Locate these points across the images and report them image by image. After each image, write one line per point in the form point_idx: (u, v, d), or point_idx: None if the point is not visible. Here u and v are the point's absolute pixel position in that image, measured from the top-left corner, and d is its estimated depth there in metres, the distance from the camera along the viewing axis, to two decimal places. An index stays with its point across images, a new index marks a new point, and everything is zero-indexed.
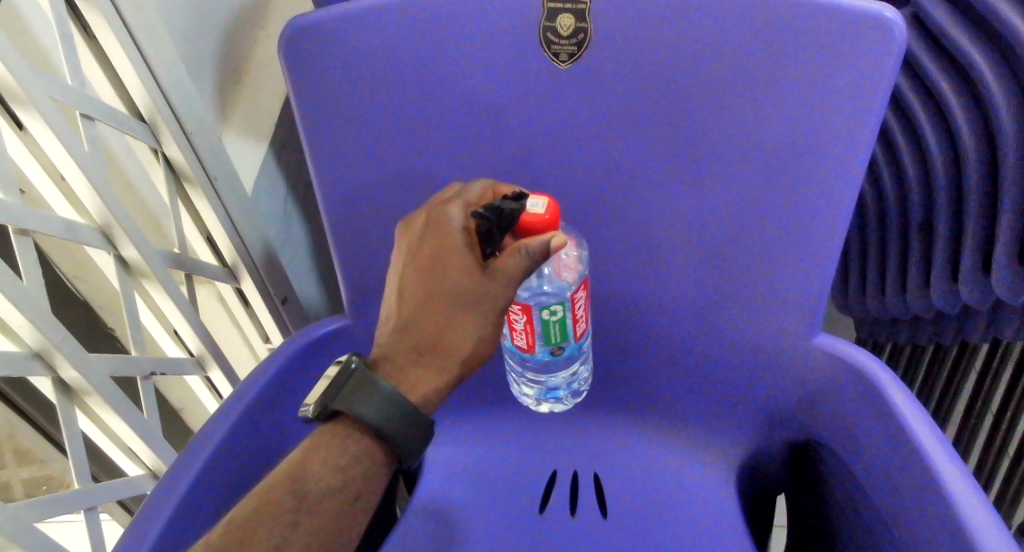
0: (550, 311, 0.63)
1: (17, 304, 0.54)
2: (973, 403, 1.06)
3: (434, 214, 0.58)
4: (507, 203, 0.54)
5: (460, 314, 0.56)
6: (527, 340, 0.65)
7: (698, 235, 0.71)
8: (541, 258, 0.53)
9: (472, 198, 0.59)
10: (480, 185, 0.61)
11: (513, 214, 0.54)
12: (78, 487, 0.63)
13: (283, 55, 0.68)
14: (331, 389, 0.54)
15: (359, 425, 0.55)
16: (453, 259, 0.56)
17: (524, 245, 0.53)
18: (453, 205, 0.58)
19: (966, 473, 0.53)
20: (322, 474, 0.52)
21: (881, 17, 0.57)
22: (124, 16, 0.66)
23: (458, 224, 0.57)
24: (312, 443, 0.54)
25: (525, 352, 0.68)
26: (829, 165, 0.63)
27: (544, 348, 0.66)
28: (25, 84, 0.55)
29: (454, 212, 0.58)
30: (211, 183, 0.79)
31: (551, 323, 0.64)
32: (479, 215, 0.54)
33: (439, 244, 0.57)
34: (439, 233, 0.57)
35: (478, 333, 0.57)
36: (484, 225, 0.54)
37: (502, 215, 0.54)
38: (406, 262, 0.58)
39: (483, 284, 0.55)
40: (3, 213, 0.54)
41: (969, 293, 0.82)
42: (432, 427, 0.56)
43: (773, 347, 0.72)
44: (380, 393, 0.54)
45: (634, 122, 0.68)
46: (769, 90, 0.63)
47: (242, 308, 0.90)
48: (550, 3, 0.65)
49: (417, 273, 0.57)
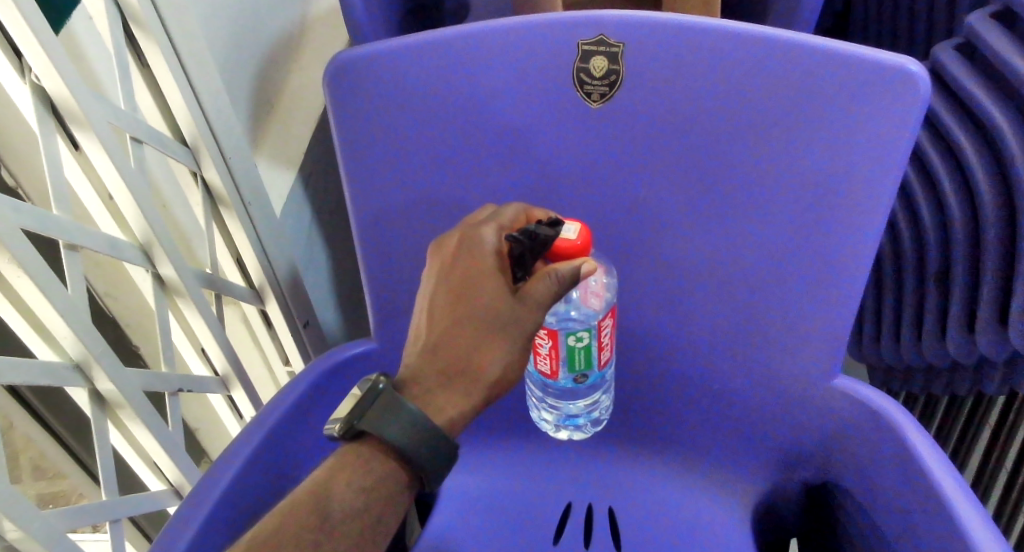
0: (577, 337, 0.64)
1: (64, 317, 0.55)
2: (989, 453, 1.06)
3: (467, 238, 0.59)
4: (542, 229, 0.56)
5: (488, 339, 0.56)
6: (551, 365, 0.66)
7: (720, 273, 0.72)
8: (571, 283, 0.56)
9: (506, 221, 0.61)
10: (514, 209, 0.63)
11: (547, 240, 0.56)
12: (106, 499, 0.64)
13: (327, 86, 0.71)
14: (358, 406, 0.55)
15: (384, 446, 0.55)
16: (484, 282, 0.56)
17: (555, 269, 0.55)
18: (487, 227, 0.60)
19: (988, 521, 0.53)
20: (346, 495, 0.52)
21: (905, 70, 0.60)
22: (177, 47, 0.69)
23: (491, 246, 0.58)
24: (336, 461, 0.54)
25: (549, 379, 0.69)
26: (853, 210, 0.65)
27: (567, 375, 0.67)
28: (87, 108, 0.57)
29: (488, 234, 0.59)
30: (244, 206, 0.82)
31: (577, 349, 0.65)
32: (515, 238, 0.56)
33: (471, 266, 0.57)
34: (472, 255, 0.58)
35: (506, 357, 0.57)
36: (517, 249, 0.56)
37: (536, 239, 0.56)
38: (438, 282, 0.59)
39: (513, 308, 0.56)
40: (56, 229, 0.56)
41: (986, 344, 0.83)
42: (456, 452, 0.56)
43: (794, 387, 0.72)
44: (404, 414, 0.54)
45: (660, 160, 0.70)
46: (795, 133, 0.65)
47: (265, 330, 0.92)
48: (586, 45, 0.68)
49: (448, 294, 0.57)
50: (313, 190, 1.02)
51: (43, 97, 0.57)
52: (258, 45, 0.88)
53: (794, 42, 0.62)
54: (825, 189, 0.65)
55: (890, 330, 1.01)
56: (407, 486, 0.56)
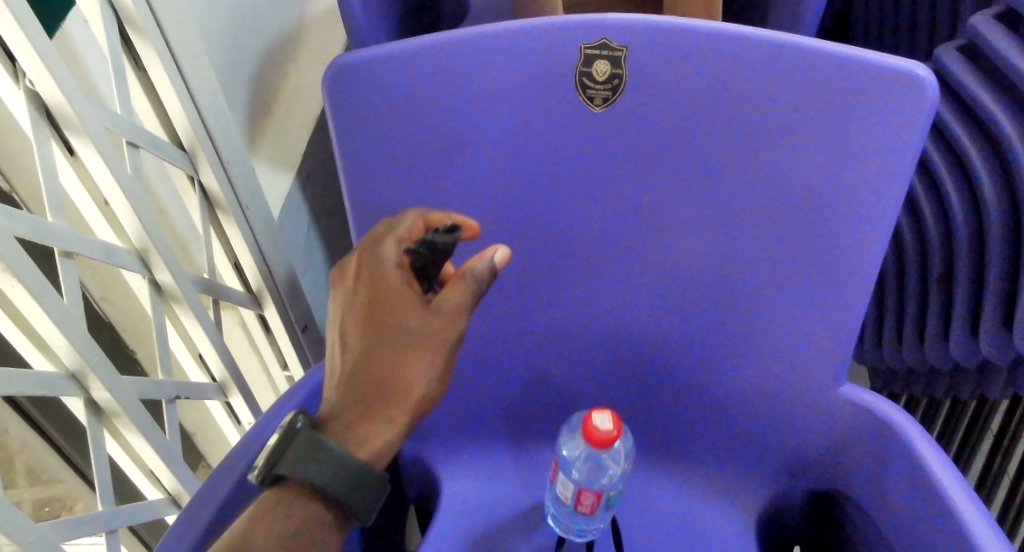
0: (616, 483, 0.69)
1: (58, 325, 0.55)
2: (992, 458, 1.06)
3: (371, 262, 0.60)
4: (440, 238, 0.60)
5: (407, 357, 0.58)
6: (593, 508, 0.70)
7: (722, 278, 0.71)
8: (489, 279, 0.62)
9: (404, 234, 0.62)
10: (410, 217, 0.64)
11: (446, 247, 0.60)
12: (102, 509, 0.64)
13: (326, 91, 0.70)
14: (275, 452, 0.54)
15: (304, 489, 0.55)
16: (394, 300, 0.58)
17: (468, 270, 0.61)
18: (386, 245, 0.61)
19: (995, 528, 0.53)
20: (267, 542, 0.52)
21: (912, 75, 0.59)
22: (173, 51, 0.68)
23: (393, 263, 0.60)
24: (258, 508, 0.54)
25: (579, 516, 0.73)
26: (860, 216, 0.64)
27: (603, 510, 0.71)
28: (81, 113, 0.56)
29: (388, 251, 0.60)
30: (242, 210, 0.81)
31: (614, 491, 0.70)
32: (416, 252, 0.59)
33: (376, 286, 0.59)
34: (377, 275, 0.59)
35: (427, 372, 0.59)
36: (420, 261, 0.59)
37: (436, 249, 0.59)
38: (346, 311, 0.60)
39: (428, 319, 0.59)
40: (51, 236, 0.55)
41: (990, 349, 0.82)
42: (387, 482, 0.57)
43: (798, 393, 0.72)
44: (325, 453, 0.54)
45: (664, 165, 0.70)
46: (800, 139, 0.64)
47: (263, 334, 0.91)
48: (589, 49, 0.67)
49: (359, 321, 0.59)
50: (310, 193, 1.01)
51: (38, 103, 0.56)
52: (254, 47, 0.87)
53: (798, 46, 0.62)
54: (832, 196, 0.65)
55: (891, 333, 1.01)
56: (336, 524, 0.55)
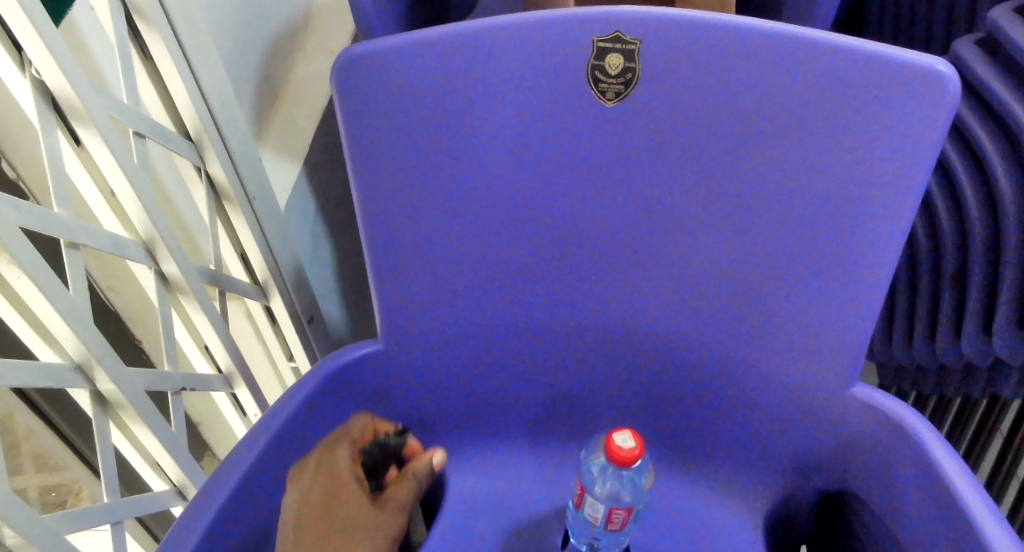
0: (640, 500, 0.70)
1: (65, 317, 0.54)
2: (1001, 457, 1.05)
3: (327, 450, 0.68)
4: (391, 439, 0.73)
5: (358, 535, 0.63)
6: (620, 526, 0.70)
7: (733, 275, 0.70)
8: (429, 476, 0.73)
9: (355, 434, 0.71)
10: (360, 423, 0.73)
11: (395, 448, 0.73)
12: (108, 501, 0.64)
13: (334, 82, 0.69)
14: None
15: None
16: (347, 495, 0.65)
17: (413, 471, 0.71)
18: (341, 444, 0.69)
19: (1009, 531, 0.52)
20: None
21: (933, 71, 0.58)
22: (180, 40, 0.68)
23: (348, 460, 0.67)
24: None
25: (607, 534, 0.72)
26: (875, 216, 0.63)
27: (626, 528, 0.71)
28: (88, 103, 0.55)
29: (342, 451, 0.68)
30: (249, 201, 0.80)
31: (639, 509, 0.70)
32: (369, 451, 0.71)
33: (330, 477, 0.65)
34: (331, 468, 0.66)
35: (374, 540, 0.64)
36: (371, 460, 0.71)
37: (387, 448, 0.72)
38: (295, 491, 0.64)
39: (377, 517, 0.66)
40: (58, 227, 0.55)
41: (1004, 348, 0.81)
42: None
43: (808, 392, 0.71)
44: None
45: (676, 160, 0.69)
46: (815, 136, 0.63)
47: (269, 326, 0.91)
48: (602, 42, 0.66)
49: (312, 503, 0.63)
50: (317, 183, 1.01)
51: (44, 92, 0.55)
52: (261, 36, 0.86)
53: (816, 41, 0.60)
54: (847, 194, 0.63)
55: (902, 332, 1.00)
56: None
